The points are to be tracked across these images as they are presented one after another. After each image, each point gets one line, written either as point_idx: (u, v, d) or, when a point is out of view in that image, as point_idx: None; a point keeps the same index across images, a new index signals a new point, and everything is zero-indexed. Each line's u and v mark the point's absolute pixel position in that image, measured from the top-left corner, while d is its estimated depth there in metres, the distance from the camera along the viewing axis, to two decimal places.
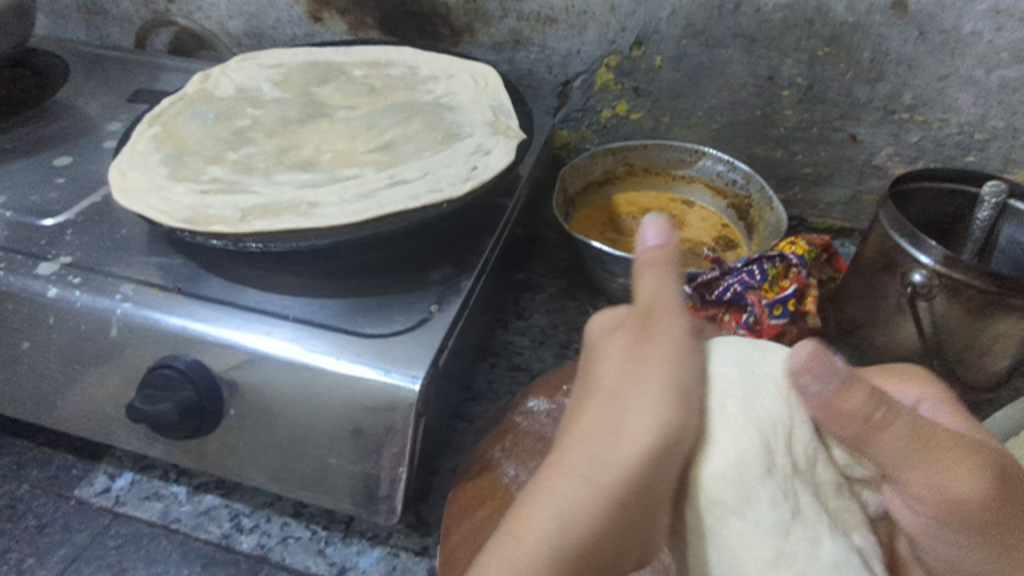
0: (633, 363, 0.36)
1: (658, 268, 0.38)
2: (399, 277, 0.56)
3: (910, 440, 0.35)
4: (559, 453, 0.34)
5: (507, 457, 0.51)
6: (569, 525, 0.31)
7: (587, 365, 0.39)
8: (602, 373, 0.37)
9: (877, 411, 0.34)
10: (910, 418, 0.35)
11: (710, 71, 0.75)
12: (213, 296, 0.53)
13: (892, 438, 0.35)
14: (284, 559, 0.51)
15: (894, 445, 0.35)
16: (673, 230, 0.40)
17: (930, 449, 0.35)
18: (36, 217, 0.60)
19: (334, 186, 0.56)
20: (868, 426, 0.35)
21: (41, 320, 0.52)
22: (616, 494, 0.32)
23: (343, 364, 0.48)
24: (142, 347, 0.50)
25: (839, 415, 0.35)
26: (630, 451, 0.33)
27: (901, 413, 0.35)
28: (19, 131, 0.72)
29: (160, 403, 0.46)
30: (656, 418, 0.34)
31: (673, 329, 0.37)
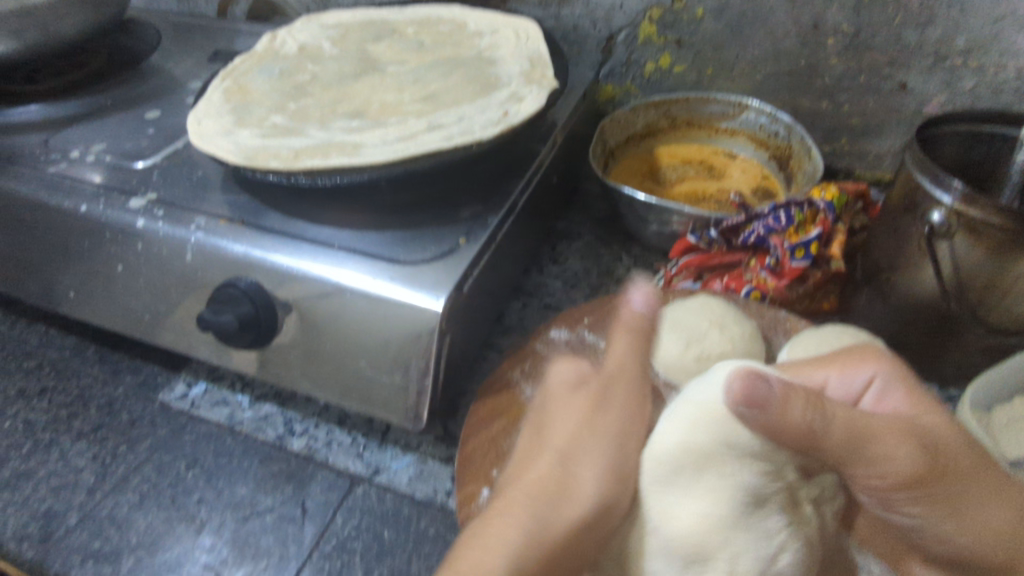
0: (586, 431, 0.45)
1: (637, 334, 0.50)
2: (433, 213, 0.61)
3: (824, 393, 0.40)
4: (506, 501, 0.41)
5: (526, 378, 0.56)
6: (512, 566, 0.37)
7: (546, 417, 0.47)
8: (558, 432, 0.45)
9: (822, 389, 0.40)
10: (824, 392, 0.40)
11: (752, 21, 0.75)
12: (270, 228, 0.60)
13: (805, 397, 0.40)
14: (328, 459, 0.57)
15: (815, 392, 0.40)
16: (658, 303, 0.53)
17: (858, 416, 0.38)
18: (130, 161, 0.69)
19: (379, 130, 0.62)
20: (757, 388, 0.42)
21: (132, 246, 0.61)
22: (550, 551, 0.38)
23: (379, 286, 0.54)
24: (211, 269, 0.58)
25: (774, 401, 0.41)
26: (566, 513, 0.40)
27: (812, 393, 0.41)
28: (122, 90, 0.82)
29: (222, 315, 0.54)
30: (596, 494, 0.42)
31: (621, 415, 0.47)
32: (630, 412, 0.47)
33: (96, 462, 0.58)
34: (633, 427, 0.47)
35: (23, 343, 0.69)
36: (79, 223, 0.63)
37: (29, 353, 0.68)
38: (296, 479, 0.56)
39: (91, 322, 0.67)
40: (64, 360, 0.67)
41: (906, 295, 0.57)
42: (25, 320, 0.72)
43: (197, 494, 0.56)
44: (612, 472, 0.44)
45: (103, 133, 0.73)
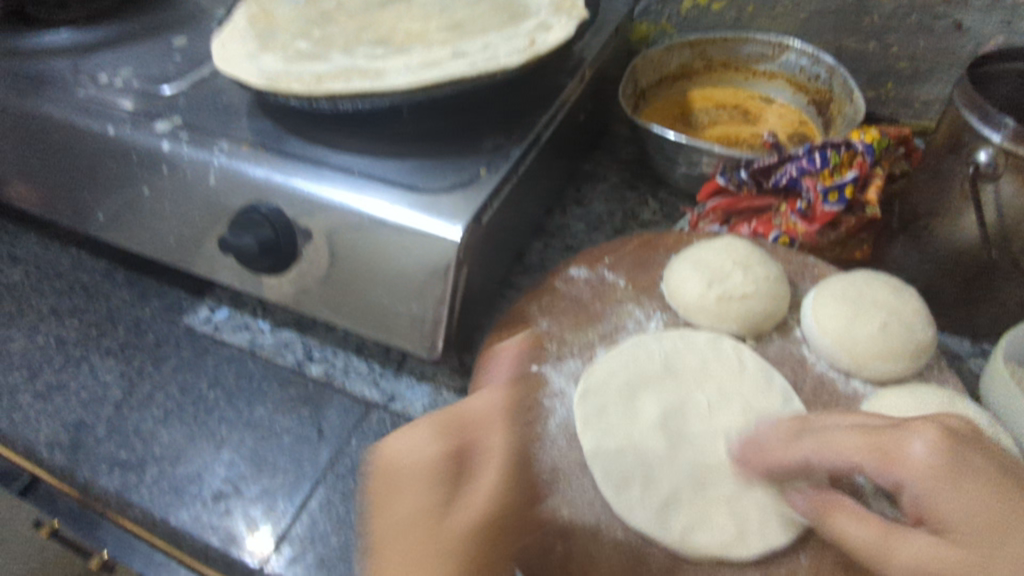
0: (460, 461, 0.39)
1: (490, 427, 0.42)
2: (454, 143, 0.59)
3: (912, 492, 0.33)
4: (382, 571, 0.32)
5: (543, 313, 0.56)
6: None
7: (387, 496, 0.36)
8: (464, 503, 0.36)
9: (915, 503, 0.33)
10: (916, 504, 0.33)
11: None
12: (291, 153, 0.60)
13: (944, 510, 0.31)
14: (345, 385, 0.58)
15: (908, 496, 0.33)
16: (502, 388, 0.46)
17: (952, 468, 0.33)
18: (156, 86, 0.69)
19: (404, 57, 0.60)
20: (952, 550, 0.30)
21: (158, 169, 0.61)
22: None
23: (397, 213, 0.53)
24: (233, 193, 0.58)
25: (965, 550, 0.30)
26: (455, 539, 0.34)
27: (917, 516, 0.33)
28: (150, 16, 0.82)
29: (243, 238, 0.54)
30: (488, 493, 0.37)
31: (500, 439, 0.42)
32: (498, 439, 0.42)
33: (124, 379, 0.60)
34: (505, 449, 0.41)
35: (57, 265, 0.71)
36: (107, 146, 0.63)
37: (62, 275, 0.70)
38: (314, 402, 0.57)
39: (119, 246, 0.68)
40: (95, 282, 0.69)
41: (944, 243, 0.54)
42: (58, 244, 0.74)
43: (218, 412, 0.57)
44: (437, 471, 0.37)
45: (130, 58, 0.73)
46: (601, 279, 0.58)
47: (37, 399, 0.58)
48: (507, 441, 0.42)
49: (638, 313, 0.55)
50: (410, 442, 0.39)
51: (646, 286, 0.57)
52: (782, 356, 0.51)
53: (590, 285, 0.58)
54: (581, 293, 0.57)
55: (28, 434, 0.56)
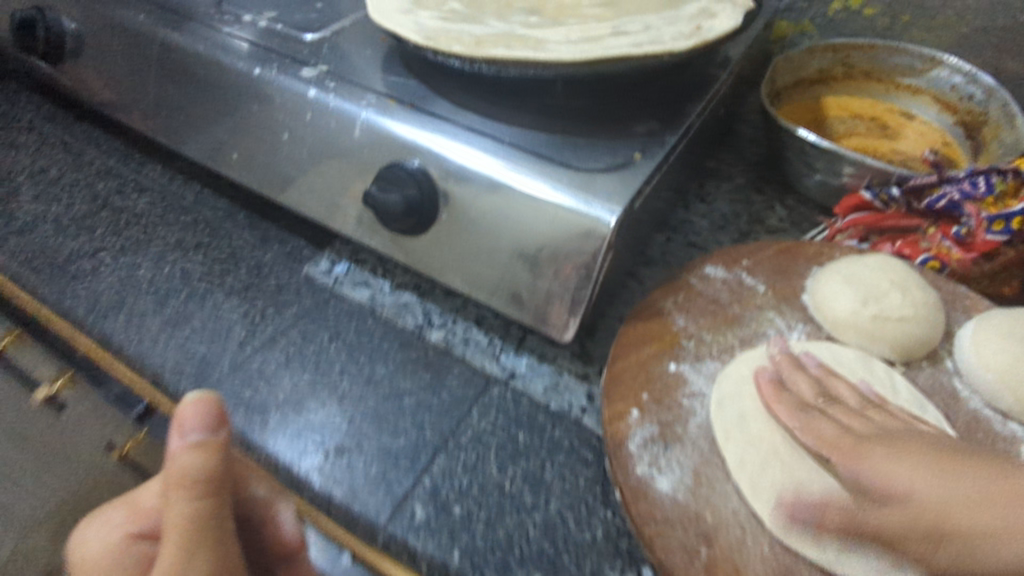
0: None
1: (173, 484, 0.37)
2: (605, 124, 0.58)
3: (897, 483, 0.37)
4: None
5: (679, 308, 0.55)
6: None
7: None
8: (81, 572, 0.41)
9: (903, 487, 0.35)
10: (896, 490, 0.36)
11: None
12: (438, 114, 0.59)
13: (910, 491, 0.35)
14: (465, 354, 0.58)
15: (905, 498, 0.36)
16: (212, 424, 0.39)
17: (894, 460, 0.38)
18: (299, 32, 0.68)
19: (562, 28, 0.59)
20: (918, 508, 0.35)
21: (302, 115, 0.62)
22: None
23: (548, 190, 0.52)
24: (378, 148, 0.58)
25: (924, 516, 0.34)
26: None
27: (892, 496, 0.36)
28: None
29: (391, 194, 0.54)
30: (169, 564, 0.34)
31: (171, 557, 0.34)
32: (186, 496, 0.37)
33: (247, 319, 0.61)
34: (172, 500, 0.37)
35: (183, 198, 0.72)
36: (253, 88, 0.64)
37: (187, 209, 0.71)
38: (434, 368, 0.57)
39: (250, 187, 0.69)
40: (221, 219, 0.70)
41: None
42: (183, 178, 0.75)
43: (339, 364, 0.58)
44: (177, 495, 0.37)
45: (272, 1, 0.73)
46: (739, 282, 0.57)
47: (164, 327, 0.60)
48: (190, 512, 0.36)
49: (779, 322, 0.53)
50: (123, 521, 0.41)
51: (788, 294, 0.56)
52: (933, 386, 0.49)
53: (727, 286, 0.56)
54: (718, 293, 0.56)
55: (156, 362, 0.57)
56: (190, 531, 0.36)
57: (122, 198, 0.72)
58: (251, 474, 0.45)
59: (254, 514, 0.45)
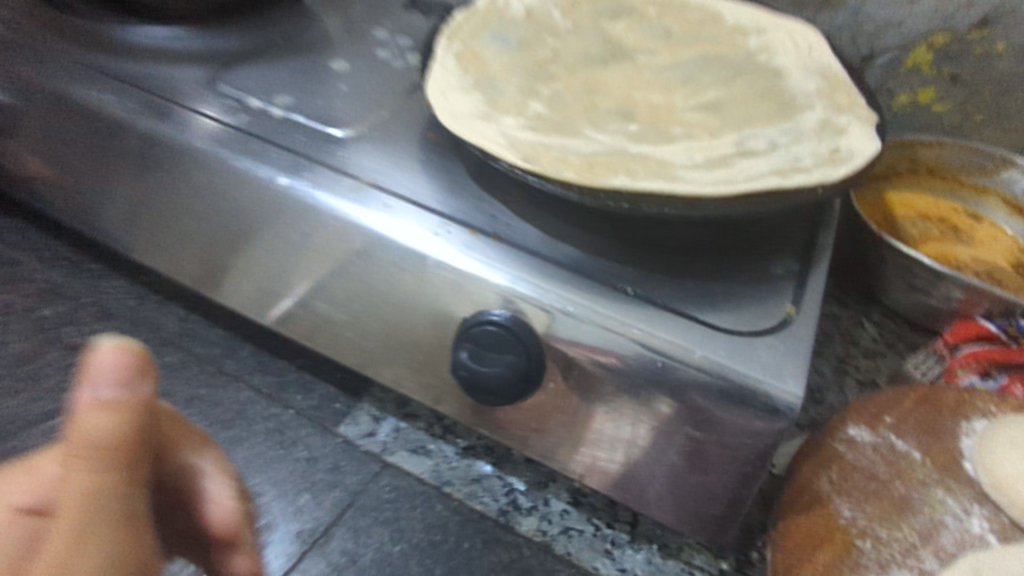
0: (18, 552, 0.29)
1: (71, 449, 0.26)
2: (737, 264, 0.48)
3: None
4: None
5: (837, 491, 0.47)
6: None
7: None
8: None
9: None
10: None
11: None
12: (530, 247, 0.47)
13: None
14: (570, 552, 0.46)
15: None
16: (133, 373, 0.27)
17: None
18: (326, 125, 0.55)
19: (678, 145, 0.49)
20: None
21: (349, 242, 0.48)
22: None
23: (702, 360, 0.41)
24: (461, 293, 0.45)
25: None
26: None
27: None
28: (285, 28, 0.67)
29: (489, 364, 0.43)
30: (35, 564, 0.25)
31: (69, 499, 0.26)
32: (94, 475, 0.26)
33: (272, 514, 0.47)
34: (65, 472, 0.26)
35: (171, 333, 0.57)
36: (275, 201, 0.50)
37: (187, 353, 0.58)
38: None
39: (261, 320, 0.55)
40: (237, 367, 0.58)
41: None
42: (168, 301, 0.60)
43: None
44: (79, 453, 0.26)
45: (283, 82, 0.59)
46: (891, 448, 0.49)
47: None
48: (91, 491, 0.26)
49: (951, 504, 0.46)
50: (14, 491, 0.31)
51: (947, 462, 0.49)
52: None
53: (879, 455, 0.49)
54: (874, 465, 0.48)
55: None
56: (89, 518, 0.26)
57: (79, 330, 0.56)
58: (179, 441, 0.37)
59: (181, 490, 0.37)
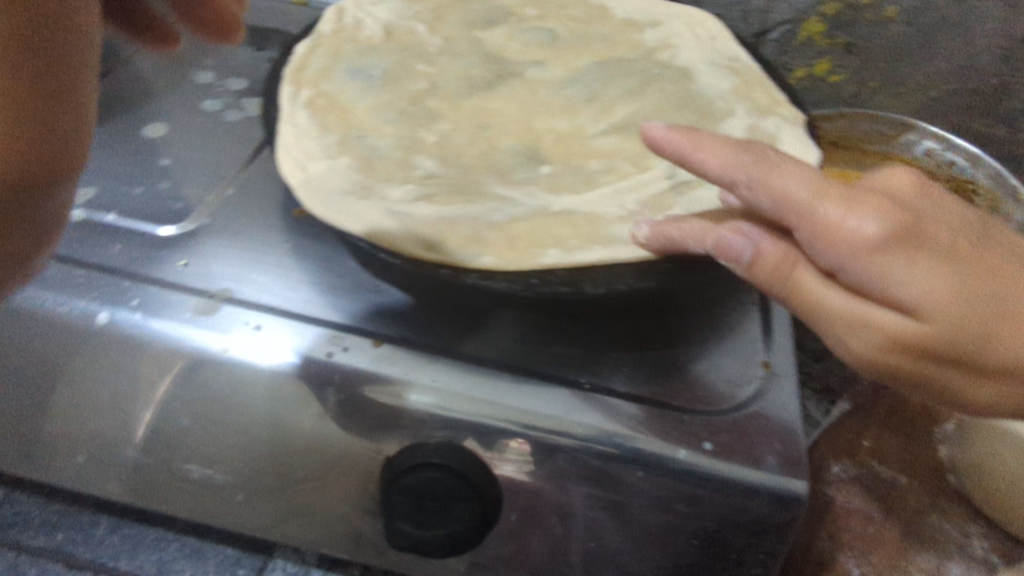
0: None
1: None
2: (691, 323, 0.43)
3: (869, 264, 0.26)
4: None
5: (838, 546, 0.44)
6: None
7: None
8: None
9: (867, 222, 0.26)
10: (969, 334, 0.26)
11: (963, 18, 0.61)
12: (455, 349, 0.39)
13: (975, 301, 0.26)
14: None
15: (850, 264, 0.26)
16: None
17: (933, 251, 0.26)
18: (152, 224, 0.43)
19: (604, 190, 0.42)
20: (795, 261, 0.28)
21: (211, 384, 0.36)
22: None
23: (685, 460, 0.34)
24: (376, 428, 0.35)
25: (967, 328, 0.26)
26: None
27: (929, 303, 0.26)
28: None
29: (434, 524, 0.35)
30: None
31: None
32: None
33: None
34: None
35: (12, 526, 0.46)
36: (100, 347, 0.37)
37: (41, 552, 0.45)
38: None
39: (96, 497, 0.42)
40: (114, 553, 0.45)
41: None
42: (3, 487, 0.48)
43: None
44: None
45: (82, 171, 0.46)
46: (876, 477, 0.48)
47: None
48: None
49: (951, 530, 0.45)
50: None
51: (932, 479, 0.48)
52: None
53: (868, 491, 0.47)
54: (864, 503, 0.46)
55: None
56: None
57: None
58: None
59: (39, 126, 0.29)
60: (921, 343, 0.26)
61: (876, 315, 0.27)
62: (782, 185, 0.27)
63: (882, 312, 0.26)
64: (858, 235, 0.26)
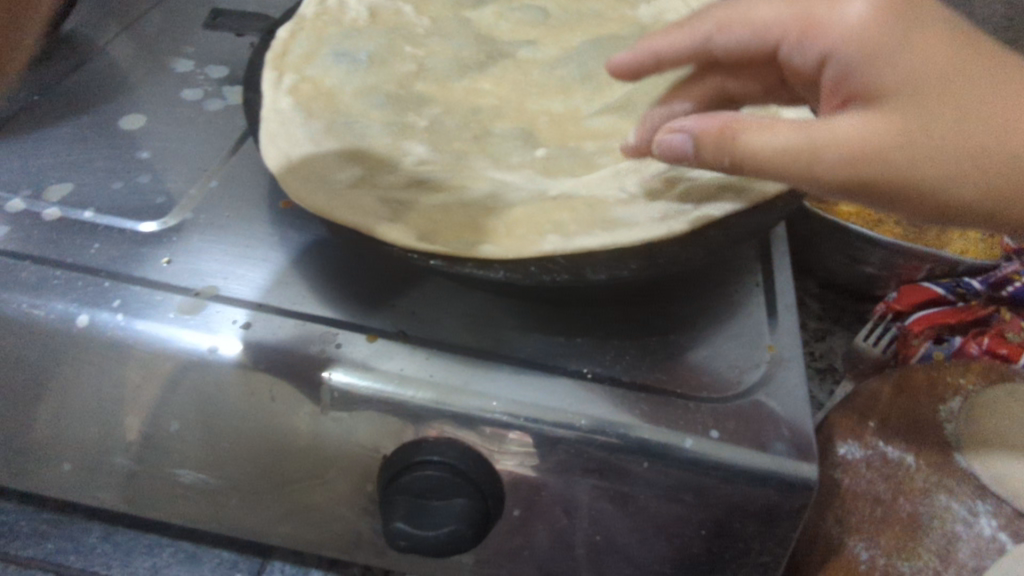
0: None
1: None
2: (694, 306, 0.42)
3: (864, 69, 0.26)
4: None
5: (846, 530, 0.43)
6: None
7: None
8: None
9: (856, 7, 0.27)
10: (898, 157, 0.26)
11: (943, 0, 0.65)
12: (451, 340, 0.38)
13: (948, 117, 0.25)
14: None
15: (846, 47, 0.27)
16: None
17: (919, 71, 0.25)
18: (132, 220, 0.41)
19: (603, 172, 0.41)
20: (729, 129, 0.29)
21: (199, 384, 0.35)
22: None
23: (692, 449, 0.33)
24: (372, 424, 0.34)
25: (949, 151, 0.25)
26: None
27: (892, 101, 0.26)
28: (48, 80, 0.51)
29: (432, 524, 0.32)
30: None
31: None
32: None
33: None
34: None
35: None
36: (81, 349, 0.35)
37: (30, 561, 0.44)
38: None
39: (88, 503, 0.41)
40: (105, 562, 0.44)
41: None
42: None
43: None
44: None
45: (56, 166, 0.44)
46: (884, 458, 0.46)
47: None
48: None
49: (958, 509, 0.43)
50: None
51: (940, 459, 0.46)
52: None
53: (877, 472, 0.45)
54: (875, 485, 0.45)
55: None
56: None
57: None
58: None
59: None
60: (860, 167, 0.27)
61: (836, 127, 0.27)
62: (760, 14, 0.30)
63: (829, 148, 0.27)
64: (850, 21, 0.27)
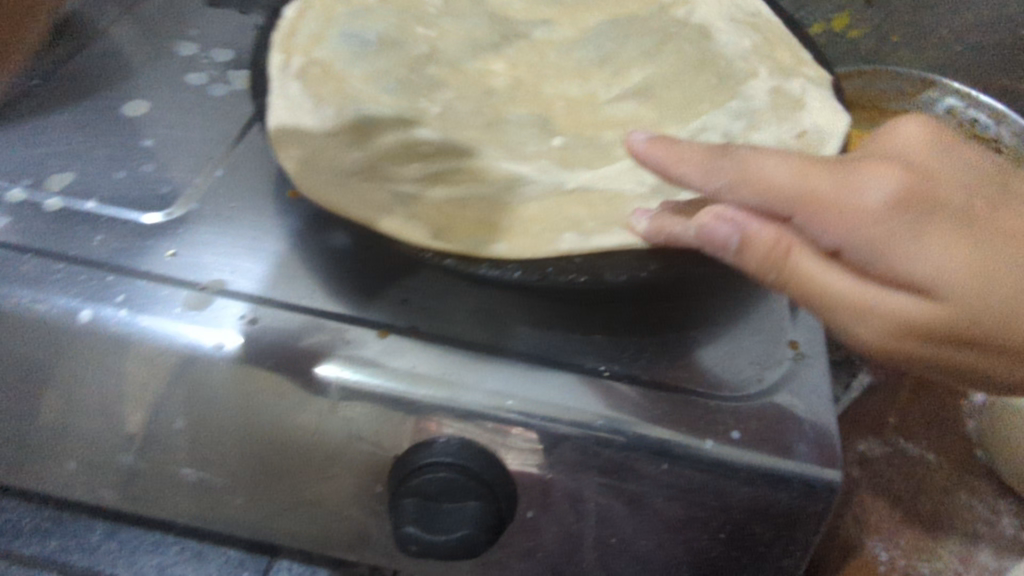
0: None
1: None
2: (712, 303, 0.40)
3: (881, 259, 0.24)
4: None
5: (865, 529, 0.42)
6: None
7: None
8: None
9: (873, 193, 0.24)
10: (984, 313, 0.23)
11: None
12: (463, 337, 0.37)
13: (995, 286, 0.23)
14: None
15: (853, 244, 0.24)
16: None
17: (955, 220, 0.24)
18: (135, 212, 0.40)
19: (621, 163, 0.39)
20: (789, 247, 0.26)
21: (205, 382, 0.34)
22: None
23: (713, 452, 0.32)
24: (382, 425, 0.33)
25: (990, 328, 0.24)
26: None
27: (934, 296, 0.23)
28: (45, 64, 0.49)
29: (443, 526, 0.32)
30: None
31: None
32: None
33: None
34: None
35: (3, 533, 0.44)
36: (83, 347, 0.34)
37: (36, 558, 0.44)
38: None
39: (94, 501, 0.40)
40: (111, 560, 0.44)
41: None
42: None
43: None
44: None
45: (56, 156, 0.43)
46: (903, 456, 0.46)
47: None
48: None
49: (978, 508, 0.43)
50: None
51: (958, 458, 0.45)
52: None
53: (896, 470, 0.45)
54: (894, 482, 0.44)
55: None
56: None
57: None
58: None
59: None
60: (930, 324, 0.24)
61: (887, 300, 0.24)
62: (759, 169, 0.26)
63: (897, 293, 0.24)
64: (869, 205, 0.24)
